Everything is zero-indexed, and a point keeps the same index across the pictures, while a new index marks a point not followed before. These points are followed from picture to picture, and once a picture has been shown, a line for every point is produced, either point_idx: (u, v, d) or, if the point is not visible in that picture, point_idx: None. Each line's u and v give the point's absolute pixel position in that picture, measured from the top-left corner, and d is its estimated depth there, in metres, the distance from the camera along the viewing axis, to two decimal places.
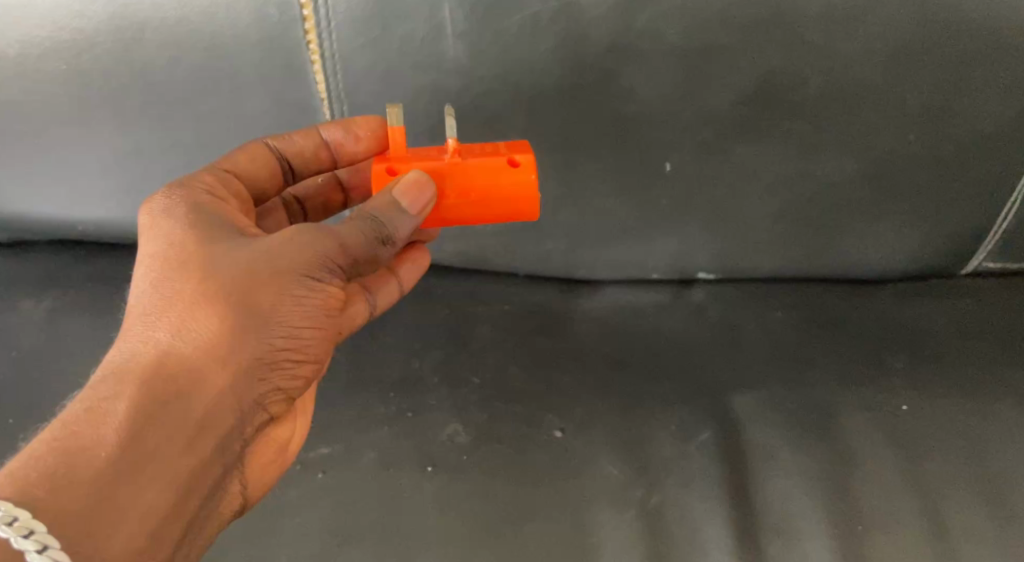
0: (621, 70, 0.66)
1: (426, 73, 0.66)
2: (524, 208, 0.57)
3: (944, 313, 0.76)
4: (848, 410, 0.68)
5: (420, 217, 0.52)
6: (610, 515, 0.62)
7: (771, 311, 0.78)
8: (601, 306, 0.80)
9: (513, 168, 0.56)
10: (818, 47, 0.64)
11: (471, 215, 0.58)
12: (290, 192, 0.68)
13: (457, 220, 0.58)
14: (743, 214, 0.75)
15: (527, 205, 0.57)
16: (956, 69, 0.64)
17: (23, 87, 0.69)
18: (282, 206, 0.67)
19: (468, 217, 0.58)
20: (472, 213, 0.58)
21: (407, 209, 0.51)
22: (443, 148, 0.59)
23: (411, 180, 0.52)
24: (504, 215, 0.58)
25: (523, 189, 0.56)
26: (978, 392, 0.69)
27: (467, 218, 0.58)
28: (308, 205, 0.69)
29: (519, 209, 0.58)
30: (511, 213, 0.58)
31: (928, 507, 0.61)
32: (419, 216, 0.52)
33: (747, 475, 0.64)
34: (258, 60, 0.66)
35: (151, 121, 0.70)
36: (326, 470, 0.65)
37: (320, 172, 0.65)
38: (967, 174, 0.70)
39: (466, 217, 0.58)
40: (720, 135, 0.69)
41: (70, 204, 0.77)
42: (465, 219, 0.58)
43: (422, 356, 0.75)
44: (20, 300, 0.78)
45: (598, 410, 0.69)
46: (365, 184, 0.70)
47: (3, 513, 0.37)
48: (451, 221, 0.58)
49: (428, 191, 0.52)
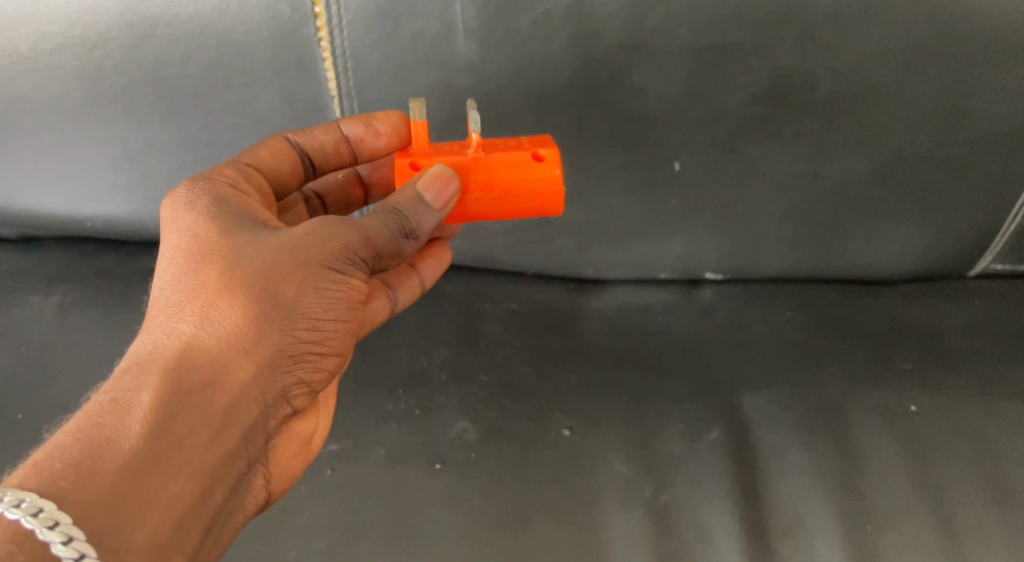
0: (632, 68, 0.65)
1: (435, 70, 0.66)
2: (547, 205, 0.57)
3: (955, 313, 0.75)
4: (860, 411, 0.67)
5: (443, 211, 0.53)
6: (619, 515, 0.61)
7: (782, 310, 0.77)
8: (608, 305, 0.79)
9: (537, 164, 0.56)
10: (832, 43, 0.63)
11: (494, 210, 0.58)
12: (311, 187, 0.68)
13: (480, 215, 0.58)
14: (755, 213, 0.74)
15: (552, 202, 0.57)
16: (971, 68, 0.63)
17: (35, 83, 0.69)
18: (302, 201, 0.67)
19: (490, 213, 0.58)
20: (496, 209, 0.57)
21: (430, 203, 0.52)
22: (465, 143, 0.58)
23: (435, 174, 0.52)
24: (527, 211, 0.58)
25: (548, 185, 0.56)
26: (991, 396, 0.67)
27: (490, 214, 0.58)
28: (328, 200, 0.69)
29: (543, 206, 0.57)
30: (534, 210, 0.58)
31: (941, 509, 0.60)
32: (443, 211, 0.53)
33: (758, 476, 0.63)
34: (270, 56, 0.66)
35: (162, 116, 0.70)
36: (335, 466, 0.64)
37: (341, 167, 0.65)
38: (981, 174, 0.69)
39: (489, 212, 0.58)
40: (732, 134, 0.69)
41: (81, 200, 0.77)
42: (488, 214, 0.58)
43: (430, 354, 0.74)
44: (31, 295, 0.78)
45: (602, 413, 0.68)
46: (386, 181, 0.70)
47: (29, 504, 0.38)
48: (474, 217, 0.58)
49: (452, 185, 0.52)
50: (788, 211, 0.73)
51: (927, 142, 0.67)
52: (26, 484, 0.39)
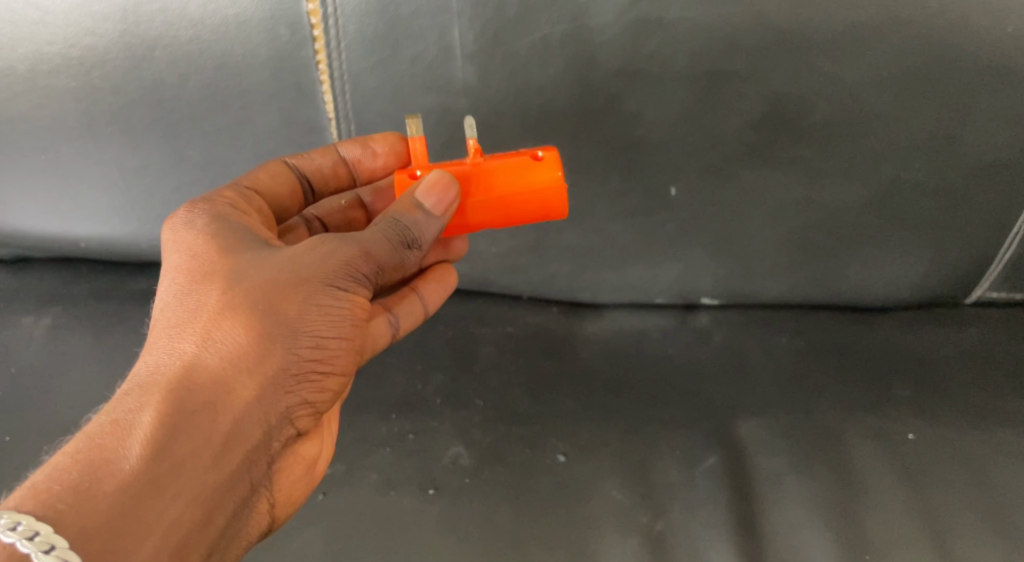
0: (629, 94, 0.66)
1: (433, 94, 0.66)
2: (542, 209, 0.57)
3: (950, 341, 0.75)
4: (857, 438, 0.67)
5: (445, 218, 0.53)
6: (615, 544, 0.61)
7: (776, 336, 0.77)
8: (604, 330, 0.79)
9: (531, 167, 0.56)
10: (825, 71, 0.64)
11: (492, 218, 0.57)
12: (312, 211, 0.67)
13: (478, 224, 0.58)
14: (751, 238, 0.74)
15: (546, 205, 0.57)
16: (963, 98, 0.64)
17: (33, 104, 0.69)
18: (303, 224, 0.66)
19: (487, 221, 0.58)
20: (493, 215, 0.57)
21: (432, 211, 0.52)
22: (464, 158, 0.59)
23: (434, 180, 0.52)
24: (523, 218, 0.58)
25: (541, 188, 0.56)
26: (986, 425, 0.67)
27: (487, 222, 0.58)
28: (329, 223, 0.67)
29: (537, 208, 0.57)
30: (530, 215, 0.58)
31: (937, 537, 0.60)
32: (444, 217, 0.52)
33: (754, 503, 0.63)
34: (268, 78, 0.66)
35: (159, 137, 0.70)
36: (327, 492, 0.63)
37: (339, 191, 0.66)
38: (974, 202, 0.69)
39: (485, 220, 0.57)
40: (728, 159, 0.69)
41: (74, 221, 0.77)
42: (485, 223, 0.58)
43: (425, 378, 0.73)
44: (23, 316, 0.77)
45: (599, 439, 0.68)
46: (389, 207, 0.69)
47: (25, 528, 0.37)
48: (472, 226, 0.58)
49: (452, 192, 0.52)
50: (784, 237, 0.74)
51: (921, 170, 0.68)
52: (22, 507, 0.38)
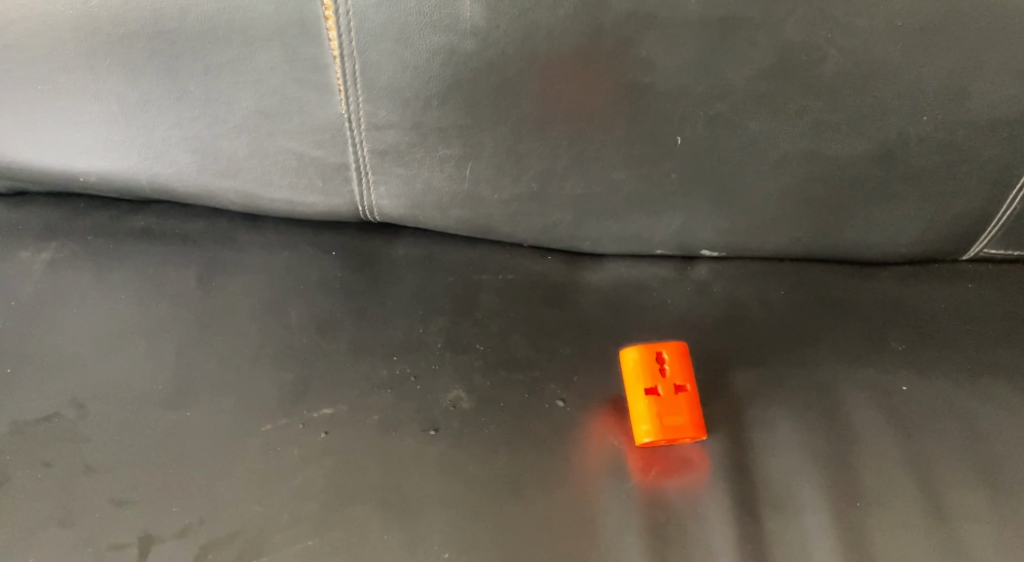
0: (640, 38, 0.64)
1: (439, 33, 0.64)
2: (655, 355, 0.66)
3: (945, 297, 0.76)
4: (851, 390, 0.69)
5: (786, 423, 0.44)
6: (611, 487, 0.63)
7: (774, 288, 0.78)
8: (604, 279, 0.79)
9: None
10: (841, 20, 0.62)
11: (668, 380, 0.66)
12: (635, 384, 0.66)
13: (681, 393, 0.65)
14: (754, 190, 0.74)
15: (672, 351, 0.67)
16: (975, 51, 0.63)
17: (28, 32, 0.67)
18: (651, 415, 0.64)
19: (643, 397, 0.65)
20: (685, 375, 0.66)
21: None
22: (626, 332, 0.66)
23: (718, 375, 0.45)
24: (684, 364, 0.67)
25: (670, 343, 0.67)
26: (978, 378, 0.69)
27: (684, 387, 0.65)
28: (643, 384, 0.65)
29: (641, 362, 0.66)
30: (662, 363, 0.66)
31: (925, 483, 0.63)
32: None
33: (749, 451, 0.65)
34: (272, 13, 0.64)
35: (160, 72, 0.69)
36: (329, 430, 0.65)
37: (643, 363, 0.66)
38: (978, 159, 0.69)
39: (637, 399, 0.65)
40: (736, 109, 0.68)
41: (73, 156, 0.76)
42: (655, 388, 0.65)
43: (425, 323, 0.73)
44: (21, 250, 0.77)
45: (698, 517, 0.61)
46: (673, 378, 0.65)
47: None
48: (679, 403, 0.65)
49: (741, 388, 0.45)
50: (789, 189, 0.73)
51: (928, 125, 0.68)
52: None
